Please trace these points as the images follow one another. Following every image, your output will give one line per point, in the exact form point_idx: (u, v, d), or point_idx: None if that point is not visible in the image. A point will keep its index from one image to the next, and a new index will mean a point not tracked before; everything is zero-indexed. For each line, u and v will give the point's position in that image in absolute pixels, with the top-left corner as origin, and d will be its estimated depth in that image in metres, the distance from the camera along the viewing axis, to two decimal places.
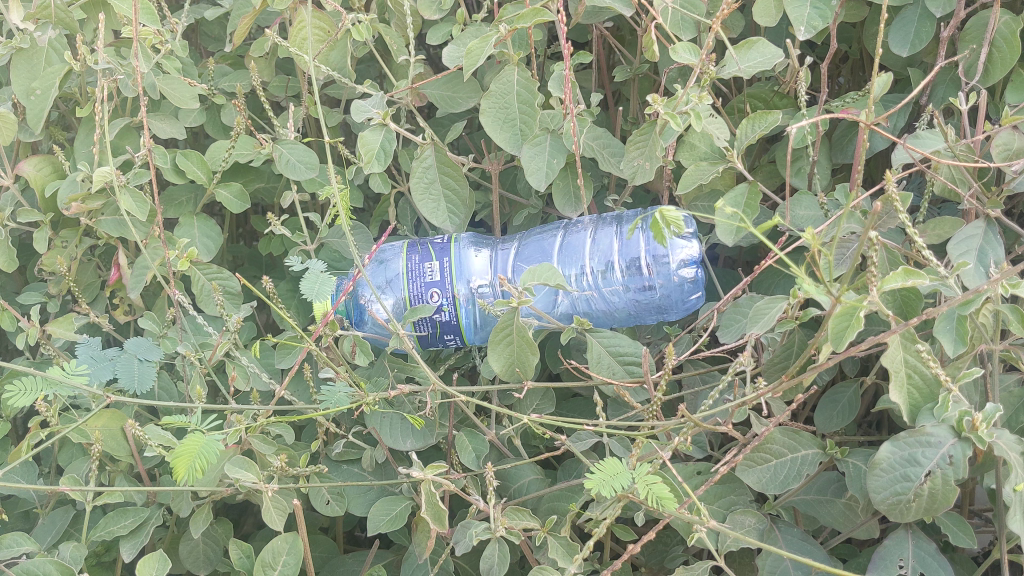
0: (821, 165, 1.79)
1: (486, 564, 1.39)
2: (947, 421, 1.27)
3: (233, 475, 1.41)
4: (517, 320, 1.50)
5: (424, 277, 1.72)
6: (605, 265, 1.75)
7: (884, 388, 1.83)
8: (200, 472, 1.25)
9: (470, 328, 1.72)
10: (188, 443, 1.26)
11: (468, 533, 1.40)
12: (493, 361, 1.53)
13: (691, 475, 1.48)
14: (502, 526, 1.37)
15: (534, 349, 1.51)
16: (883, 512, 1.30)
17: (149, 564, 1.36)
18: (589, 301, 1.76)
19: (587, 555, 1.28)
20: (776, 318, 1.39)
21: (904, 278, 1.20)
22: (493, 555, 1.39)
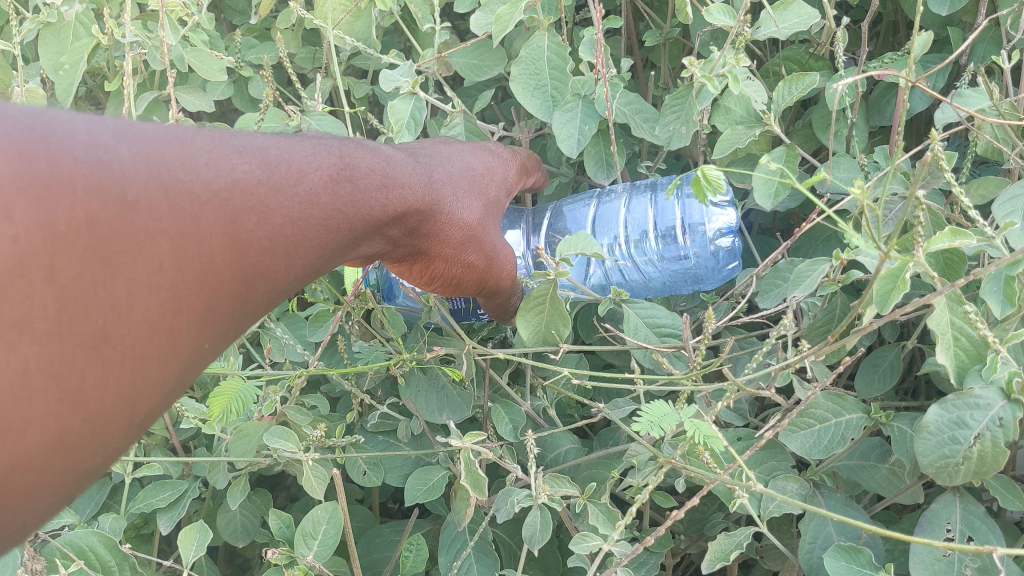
0: (859, 127, 1.75)
1: (528, 532, 1.37)
2: (996, 383, 1.25)
3: (273, 445, 1.42)
4: (552, 291, 1.48)
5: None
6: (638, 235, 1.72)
7: (920, 352, 1.81)
8: (234, 413, 1.35)
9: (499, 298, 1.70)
10: (225, 386, 1.34)
11: (509, 501, 1.39)
12: (523, 329, 1.51)
13: (733, 442, 1.46)
14: (544, 492, 1.36)
15: (567, 320, 1.50)
16: (930, 476, 1.29)
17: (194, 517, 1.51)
18: (623, 272, 1.77)
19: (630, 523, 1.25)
20: (818, 282, 1.38)
21: (950, 238, 1.15)
22: (535, 522, 1.37)
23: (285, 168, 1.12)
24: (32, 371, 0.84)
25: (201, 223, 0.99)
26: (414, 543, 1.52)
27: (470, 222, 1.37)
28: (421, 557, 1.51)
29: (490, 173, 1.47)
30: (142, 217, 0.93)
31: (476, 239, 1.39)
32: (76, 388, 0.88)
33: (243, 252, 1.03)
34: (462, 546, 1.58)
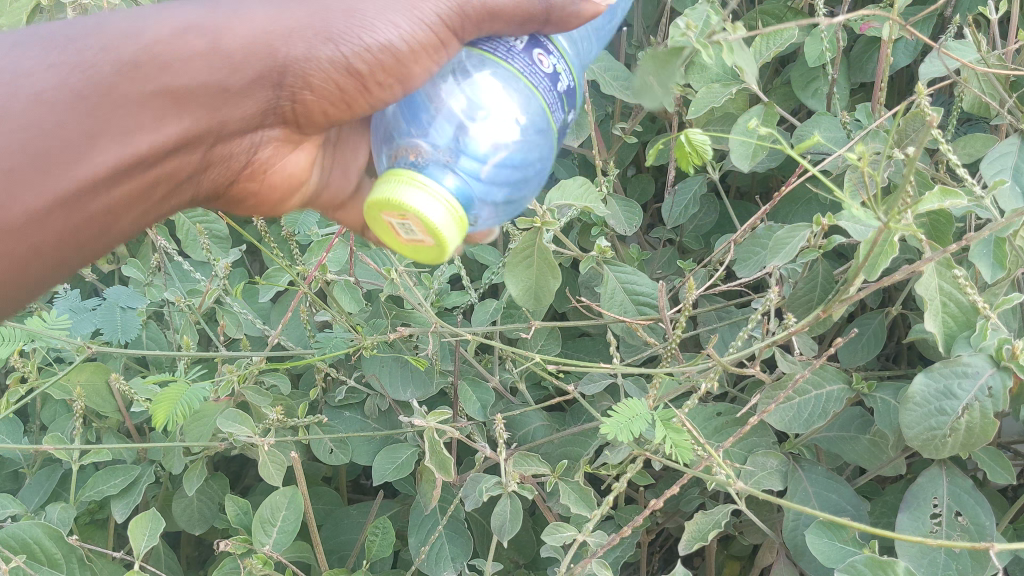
0: (840, 84, 1.68)
1: (497, 521, 1.31)
2: (985, 350, 1.19)
3: (226, 430, 1.34)
4: (538, 241, 1.33)
5: (530, 59, 1.13)
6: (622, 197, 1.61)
7: (903, 317, 1.75)
8: None
9: (531, 71, 1.12)
10: None
11: (478, 488, 1.32)
12: (511, 285, 1.36)
13: (711, 418, 1.41)
14: (513, 480, 1.28)
15: (557, 271, 1.34)
16: (916, 449, 1.21)
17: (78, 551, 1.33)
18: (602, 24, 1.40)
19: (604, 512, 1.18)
20: (799, 249, 1.31)
21: (940, 198, 1.09)
22: (506, 510, 1.30)
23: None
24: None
25: None
26: (379, 526, 1.45)
27: (332, 59, 1.13)
28: (388, 541, 1.44)
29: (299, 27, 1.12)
30: None
31: (352, 65, 1.14)
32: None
33: None
34: (432, 529, 1.52)
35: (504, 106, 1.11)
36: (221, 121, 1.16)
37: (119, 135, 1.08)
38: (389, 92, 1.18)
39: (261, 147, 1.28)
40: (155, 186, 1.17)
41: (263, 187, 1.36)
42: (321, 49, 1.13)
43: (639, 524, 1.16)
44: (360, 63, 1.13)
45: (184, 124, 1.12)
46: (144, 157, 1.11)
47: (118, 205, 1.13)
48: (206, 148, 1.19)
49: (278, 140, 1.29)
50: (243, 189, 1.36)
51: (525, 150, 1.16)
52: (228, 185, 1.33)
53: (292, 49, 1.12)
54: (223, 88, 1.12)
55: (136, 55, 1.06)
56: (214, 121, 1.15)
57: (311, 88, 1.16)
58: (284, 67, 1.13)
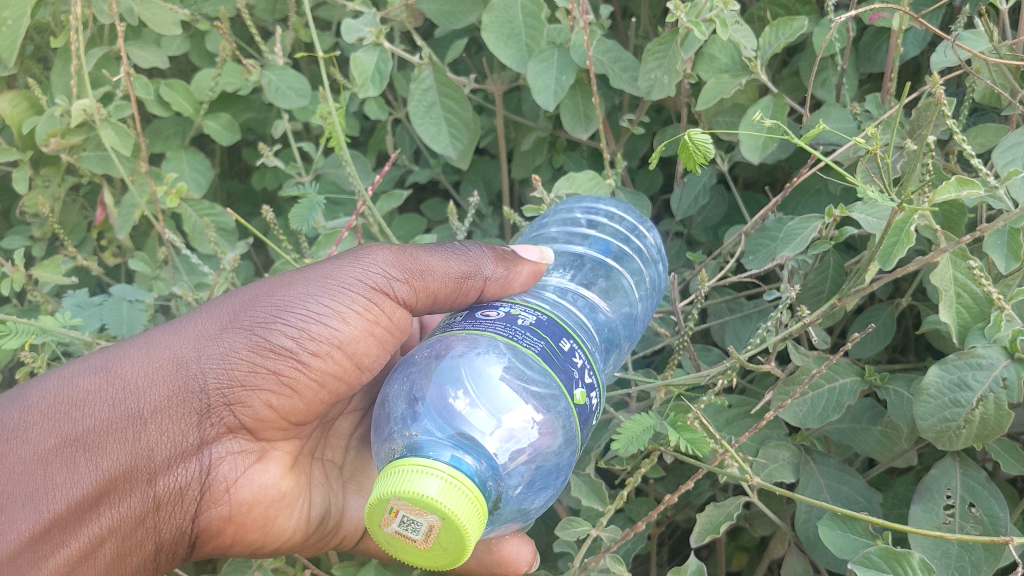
0: (850, 75, 1.67)
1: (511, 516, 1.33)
2: (999, 342, 1.18)
3: None
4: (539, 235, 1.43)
5: (527, 330, 1.08)
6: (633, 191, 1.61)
7: (911, 308, 1.74)
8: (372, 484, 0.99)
9: (549, 357, 1.06)
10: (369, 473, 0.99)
11: None
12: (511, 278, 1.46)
13: (722, 410, 1.41)
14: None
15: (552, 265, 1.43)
16: (930, 440, 1.21)
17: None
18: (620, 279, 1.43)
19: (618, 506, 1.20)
20: (811, 240, 1.31)
21: (957, 188, 1.09)
22: None
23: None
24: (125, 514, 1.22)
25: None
26: None
27: (241, 352, 1.18)
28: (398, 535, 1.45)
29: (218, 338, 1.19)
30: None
31: (274, 344, 1.17)
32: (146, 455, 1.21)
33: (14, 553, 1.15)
34: None
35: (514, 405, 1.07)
36: (146, 456, 1.21)
37: (75, 466, 1.19)
38: (328, 388, 1.23)
39: (222, 464, 1.25)
40: (185, 498, 1.24)
41: (232, 511, 1.28)
42: (230, 346, 1.18)
43: (654, 519, 1.16)
44: (267, 373, 1.18)
45: (129, 451, 1.20)
46: (99, 496, 1.20)
47: (77, 554, 1.20)
48: (145, 484, 1.22)
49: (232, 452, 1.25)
50: (216, 538, 1.29)
51: (552, 453, 1.11)
52: (194, 540, 1.29)
53: (314, 283, 1.20)
54: (253, 293, 1.21)
55: (105, 419, 1.20)
56: (149, 452, 1.21)
57: (244, 390, 1.20)
58: (266, 320, 1.18)
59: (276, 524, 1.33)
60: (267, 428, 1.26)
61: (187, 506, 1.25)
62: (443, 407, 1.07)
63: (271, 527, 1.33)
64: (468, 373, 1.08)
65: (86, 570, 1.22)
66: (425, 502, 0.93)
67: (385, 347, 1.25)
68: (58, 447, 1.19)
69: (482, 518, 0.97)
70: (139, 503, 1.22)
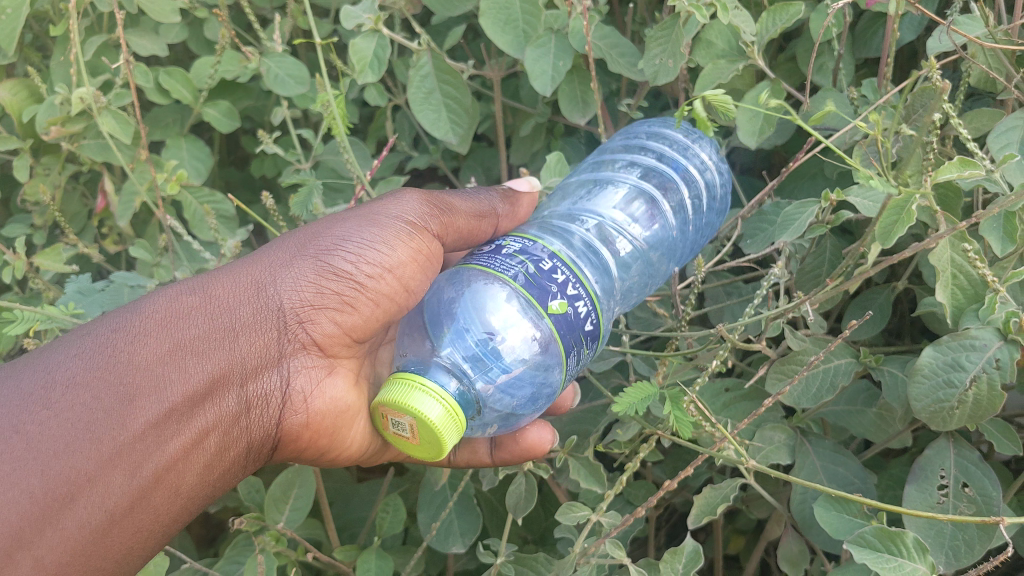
0: (847, 60, 1.67)
1: (513, 499, 1.34)
2: (993, 323, 1.19)
3: None
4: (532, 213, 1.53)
5: (508, 259, 1.17)
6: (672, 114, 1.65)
7: (907, 292, 1.76)
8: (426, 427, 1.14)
9: (524, 278, 1.14)
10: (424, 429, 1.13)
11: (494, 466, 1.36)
12: None
13: (719, 393, 1.43)
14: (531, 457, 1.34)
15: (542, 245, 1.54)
16: (924, 421, 1.22)
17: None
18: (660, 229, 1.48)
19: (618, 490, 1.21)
20: (807, 224, 1.32)
21: (959, 167, 1.11)
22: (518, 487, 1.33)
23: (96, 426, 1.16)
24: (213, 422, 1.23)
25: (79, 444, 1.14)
26: (390, 503, 1.47)
27: (309, 275, 1.25)
28: (399, 518, 1.46)
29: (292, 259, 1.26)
30: (92, 449, 1.15)
31: (335, 268, 1.25)
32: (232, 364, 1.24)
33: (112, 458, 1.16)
34: (443, 505, 1.54)
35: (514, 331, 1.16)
36: (235, 363, 1.24)
37: (177, 369, 1.21)
38: (389, 309, 1.30)
39: (299, 378, 1.28)
40: (262, 407, 1.27)
41: (309, 421, 1.30)
42: (305, 272, 1.25)
43: (653, 502, 1.17)
44: (334, 291, 1.25)
45: (223, 359, 1.23)
46: (197, 402, 1.21)
47: (179, 453, 1.20)
48: (237, 387, 1.24)
49: (308, 367, 1.29)
50: (294, 444, 1.32)
51: (539, 368, 1.18)
52: (274, 447, 1.31)
53: (360, 219, 1.29)
54: (318, 227, 1.30)
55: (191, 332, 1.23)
56: (239, 360, 1.24)
57: (315, 312, 1.25)
58: (329, 248, 1.26)
59: (343, 435, 1.36)
60: (337, 347, 1.30)
61: (270, 412, 1.27)
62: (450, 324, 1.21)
63: (337, 439, 1.36)
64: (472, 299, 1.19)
65: (180, 476, 1.22)
66: (407, 407, 1.10)
67: (428, 279, 1.32)
68: (162, 353, 1.21)
69: (457, 428, 1.13)
70: (232, 406, 1.24)
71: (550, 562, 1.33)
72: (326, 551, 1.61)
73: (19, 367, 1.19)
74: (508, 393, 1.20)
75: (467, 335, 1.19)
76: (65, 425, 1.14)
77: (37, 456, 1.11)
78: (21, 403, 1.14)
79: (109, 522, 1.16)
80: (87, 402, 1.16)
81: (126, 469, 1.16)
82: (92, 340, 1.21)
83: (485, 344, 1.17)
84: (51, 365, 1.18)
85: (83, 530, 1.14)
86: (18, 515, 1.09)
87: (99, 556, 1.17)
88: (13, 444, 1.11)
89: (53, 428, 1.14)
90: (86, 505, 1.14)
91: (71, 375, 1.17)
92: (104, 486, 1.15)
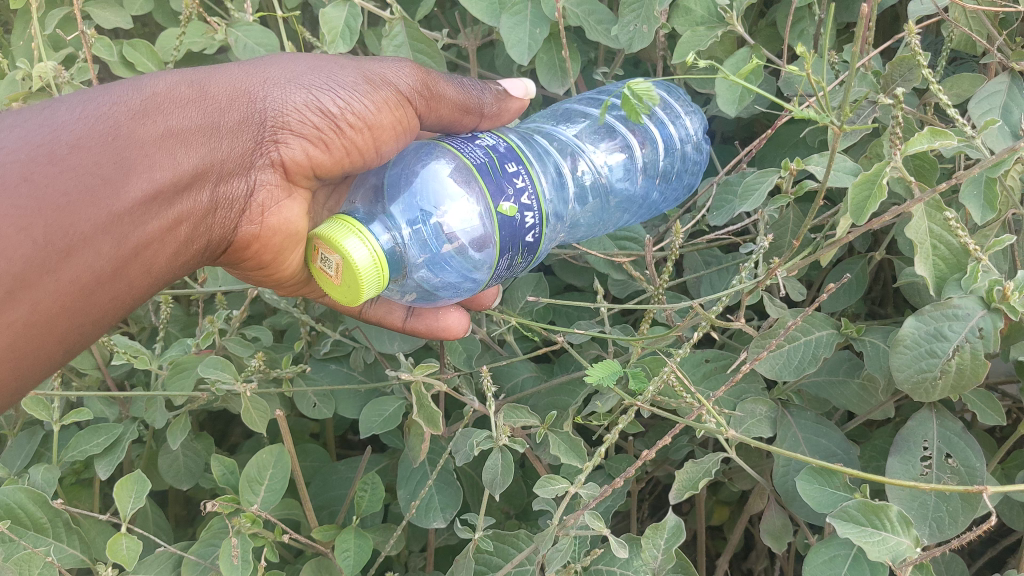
0: (828, 25, 1.64)
1: (489, 474, 1.27)
2: (976, 292, 1.17)
3: (207, 376, 1.43)
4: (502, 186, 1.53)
5: (479, 152, 1.25)
6: (667, 81, 1.68)
7: (889, 261, 1.74)
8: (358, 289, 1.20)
9: (485, 170, 1.23)
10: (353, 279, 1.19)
11: (470, 442, 1.31)
12: None
13: (700, 365, 1.41)
14: (505, 433, 1.27)
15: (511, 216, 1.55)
16: (907, 392, 1.20)
17: (47, 561, 1.27)
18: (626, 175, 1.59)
19: (597, 464, 1.18)
20: (768, 194, 1.30)
21: (929, 139, 1.08)
22: (496, 464, 1.27)
23: (80, 198, 1.15)
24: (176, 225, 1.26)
25: (55, 211, 1.13)
26: (368, 483, 1.44)
27: (297, 104, 1.30)
28: (377, 498, 1.43)
29: (293, 81, 1.31)
30: (71, 226, 1.14)
31: (320, 106, 1.30)
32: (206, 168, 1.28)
33: (83, 238, 1.16)
34: (422, 484, 1.53)
35: (457, 212, 1.26)
36: (217, 160, 1.29)
37: (169, 153, 1.24)
38: (359, 146, 1.35)
39: (261, 193, 1.34)
40: (221, 210, 1.32)
41: (261, 234, 1.38)
42: (297, 94, 1.30)
43: (633, 474, 1.14)
44: (315, 123, 1.31)
45: (209, 154, 1.27)
46: (174, 193, 1.24)
47: (158, 235, 1.24)
48: (212, 186, 1.30)
49: (274, 185, 1.35)
50: (244, 249, 1.39)
51: (467, 266, 1.30)
52: (225, 250, 1.39)
53: (349, 69, 1.34)
54: (313, 61, 1.35)
55: (179, 125, 1.25)
56: (222, 159, 1.29)
57: (295, 134, 1.31)
58: (317, 86, 1.31)
59: (285, 257, 1.44)
60: (302, 175, 1.37)
61: (232, 216, 1.34)
62: (405, 190, 1.31)
63: (280, 261, 1.44)
64: (431, 172, 1.30)
65: (138, 262, 1.24)
66: (338, 248, 1.18)
67: (401, 141, 1.39)
68: (156, 136, 1.23)
69: (380, 280, 1.20)
70: (205, 201, 1.29)
71: (531, 538, 1.30)
72: (305, 531, 1.59)
73: (22, 112, 1.20)
74: (432, 267, 1.31)
75: (417, 207, 1.29)
76: (66, 186, 1.14)
77: (38, 209, 1.12)
78: (24, 154, 1.14)
79: (89, 288, 1.18)
80: (69, 171, 1.15)
81: (112, 239, 1.18)
82: (93, 103, 1.22)
83: (430, 219, 1.28)
84: (55, 120, 1.18)
85: (68, 289, 1.15)
86: (14, 260, 1.09)
87: (75, 318, 1.18)
88: (17, 195, 1.11)
89: (34, 195, 1.12)
90: (72, 270, 1.15)
91: (76, 134, 1.18)
92: (90, 253, 1.17)
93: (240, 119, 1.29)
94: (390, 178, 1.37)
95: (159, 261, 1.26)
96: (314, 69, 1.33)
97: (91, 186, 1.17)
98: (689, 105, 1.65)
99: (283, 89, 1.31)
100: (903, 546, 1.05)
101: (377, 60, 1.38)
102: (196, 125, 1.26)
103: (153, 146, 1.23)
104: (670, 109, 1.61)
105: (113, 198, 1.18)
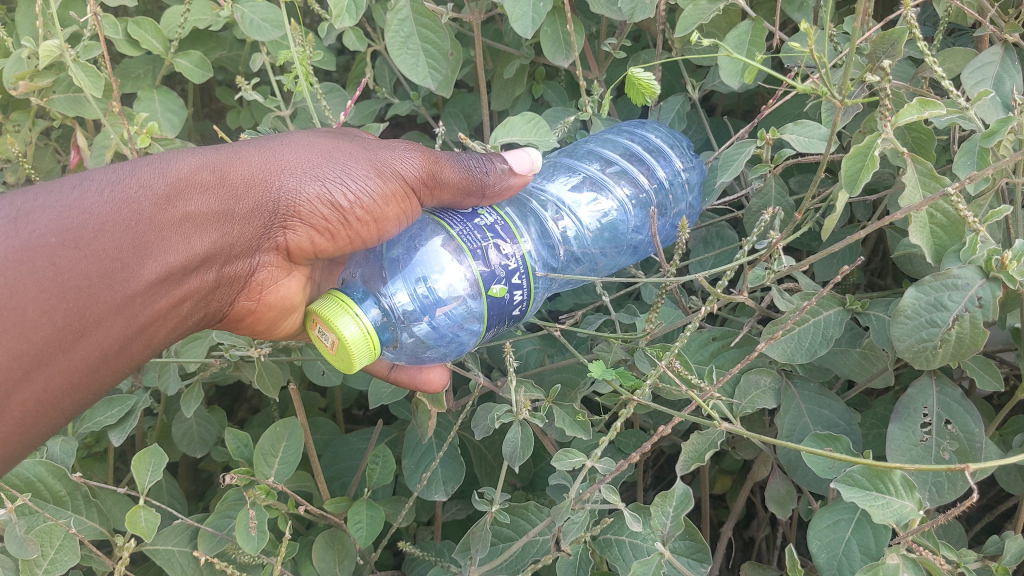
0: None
1: (507, 448, 1.29)
2: (975, 262, 1.19)
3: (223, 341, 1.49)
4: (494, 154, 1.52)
5: (475, 231, 1.28)
6: (673, 128, 1.66)
7: (885, 232, 1.77)
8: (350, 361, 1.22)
9: (473, 241, 1.27)
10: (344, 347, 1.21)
11: (488, 417, 1.31)
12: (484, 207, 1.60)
13: (707, 342, 1.45)
14: (525, 408, 1.27)
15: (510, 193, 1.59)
16: (907, 360, 1.24)
17: (69, 532, 1.30)
18: (621, 224, 1.58)
19: (614, 437, 1.18)
20: (746, 163, 1.36)
21: (920, 110, 1.11)
22: (515, 439, 1.29)
23: (94, 285, 1.20)
24: (183, 305, 1.29)
25: (69, 294, 1.18)
26: (378, 455, 1.46)
27: (311, 196, 1.28)
28: (389, 469, 1.46)
29: (309, 171, 1.28)
30: (85, 312, 1.20)
31: (332, 200, 1.28)
32: (216, 256, 1.29)
33: (92, 319, 1.21)
34: (430, 455, 1.56)
35: (447, 281, 1.28)
36: (225, 248, 1.29)
37: (183, 238, 1.25)
38: (367, 234, 1.33)
39: (262, 272, 1.36)
40: (223, 287, 1.34)
41: (258, 308, 1.41)
42: (311, 184, 1.28)
43: (647, 449, 1.14)
44: (323, 215, 1.29)
45: (219, 239, 1.28)
46: (180, 277, 1.26)
47: (162, 314, 1.27)
48: (219, 267, 1.31)
49: (275, 264, 1.36)
50: (239, 319, 1.42)
51: (461, 330, 1.32)
52: (222, 319, 1.41)
53: (364, 158, 1.31)
54: (332, 145, 1.31)
55: (197, 213, 1.25)
56: (231, 243, 1.29)
57: (304, 222, 1.30)
58: (333, 177, 1.29)
59: (282, 324, 1.48)
60: (306, 256, 1.36)
61: (232, 293, 1.36)
62: (404, 262, 1.34)
63: (276, 327, 1.47)
64: (427, 249, 1.32)
65: (141, 341, 1.28)
66: (331, 326, 1.21)
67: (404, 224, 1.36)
68: (172, 222, 1.24)
69: (370, 353, 1.24)
70: (211, 281, 1.31)
71: (541, 509, 1.34)
72: (317, 501, 1.62)
73: (54, 186, 1.23)
74: (429, 335, 1.35)
75: (414, 280, 1.32)
76: (85, 270, 1.19)
77: (58, 293, 1.17)
78: (53, 237, 1.18)
79: (93, 366, 1.23)
80: (86, 257, 1.19)
81: (122, 321, 1.23)
82: (119, 183, 1.24)
83: (424, 288, 1.31)
84: (83, 202, 1.21)
85: (77, 365, 1.21)
86: (33, 342, 1.16)
87: (78, 392, 1.24)
88: (42, 279, 1.16)
89: (54, 281, 1.17)
90: (81, 350, 1.21)
91: (101, 217, 1.20)
92: (100, 333, 1.22)
93: (252, 209, 1.28)
94: (388, 250, 1.39)
95: (163, 336, 1.30)
96: (332, 155, 1.30)
97: (107, 272, 1.20)
98: (690, 157, 1.61)
99: (300, 179, 1.28)
100: (906, 509, 1.08)
101: (392, 144, 1.34)
102: (210, 213, 1.26)
103: (167, 233, 1.24)
104: (668, 160, 1.60)
105: (125, 288, 1.22)
